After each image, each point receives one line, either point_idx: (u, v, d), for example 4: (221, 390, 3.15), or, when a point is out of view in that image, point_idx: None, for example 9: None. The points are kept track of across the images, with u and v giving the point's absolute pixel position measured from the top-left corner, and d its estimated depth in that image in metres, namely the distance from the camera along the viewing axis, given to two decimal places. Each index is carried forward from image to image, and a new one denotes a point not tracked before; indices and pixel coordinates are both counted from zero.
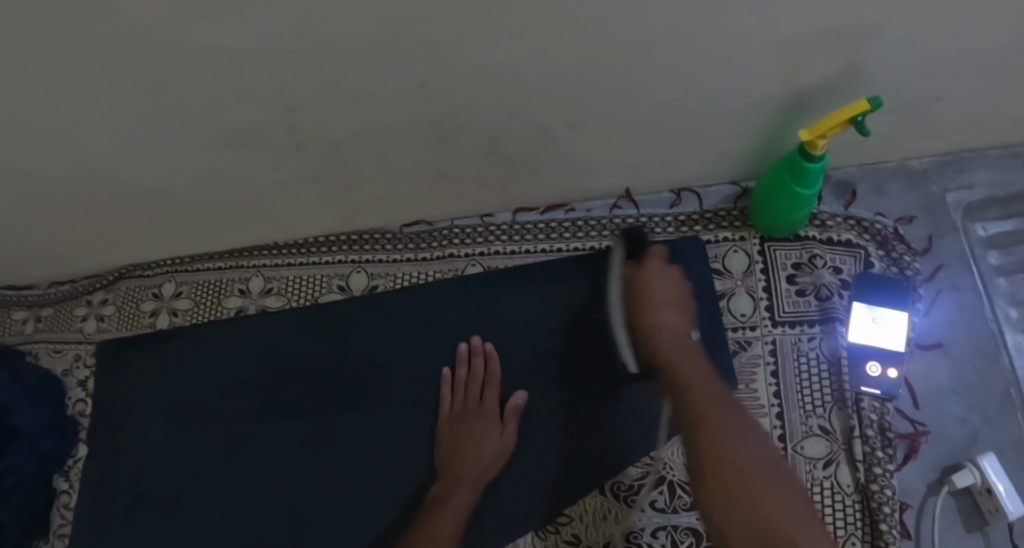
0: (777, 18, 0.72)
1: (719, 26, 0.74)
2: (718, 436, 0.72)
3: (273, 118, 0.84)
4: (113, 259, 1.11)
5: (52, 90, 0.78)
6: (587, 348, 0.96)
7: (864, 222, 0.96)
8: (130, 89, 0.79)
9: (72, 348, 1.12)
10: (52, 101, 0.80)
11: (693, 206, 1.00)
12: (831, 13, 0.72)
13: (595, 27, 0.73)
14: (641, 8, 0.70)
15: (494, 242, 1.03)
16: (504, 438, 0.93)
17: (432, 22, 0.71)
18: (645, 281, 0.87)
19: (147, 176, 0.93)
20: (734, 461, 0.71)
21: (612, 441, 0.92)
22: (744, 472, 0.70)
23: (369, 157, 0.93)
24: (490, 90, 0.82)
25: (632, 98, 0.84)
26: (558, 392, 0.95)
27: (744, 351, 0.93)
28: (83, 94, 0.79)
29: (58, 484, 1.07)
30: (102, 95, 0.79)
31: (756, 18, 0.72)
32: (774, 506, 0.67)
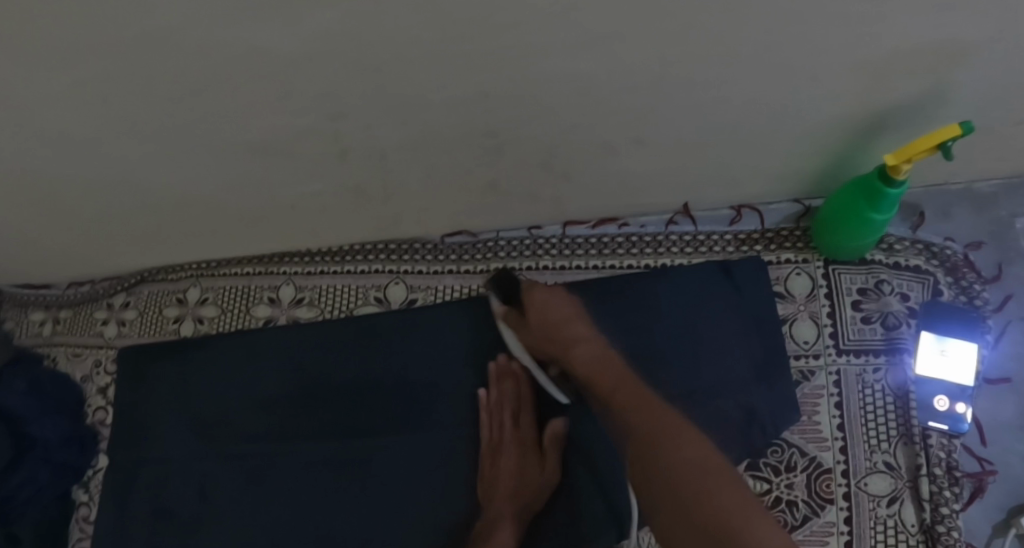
0: (871, 33, 0.68)
1: (809, 42, 0.68)
2: (659, 447, 0.73)
3: (318, 125, 0.78)
4: (134, 261, 1.05)
5: (81, 92, 0.72)
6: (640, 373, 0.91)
7: (933, 246, 0.92)
8: (166, 93, 0.73)
9: (93, 353, 1.06)
10: (81, 103, 0.74)
11: (754, 224, 0.95)
12: (929, 29, 0.67)
13: (675, 39, 0.68)
14: (729, 22, 0.65)
15: (541, 257, 0.97)
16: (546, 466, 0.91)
17: (504, 28, 0.66)
18: (534, 306, 0.88)
19: (176, 180, 0.88)
20: (680, 469, 0.71)
21: None
22: (691, 476, 0.70)
23: (415, 167, 0.87)
24: (553, 102, 0.76)
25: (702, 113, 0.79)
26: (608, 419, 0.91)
27: (807, 381, 0.89)
28: (115, 97, 0.73)
29: (77, 496, 1.02)
30: (135, 97, 0.73)
31: (848, 33, 0.68)
32: (728, 500, 0.68)
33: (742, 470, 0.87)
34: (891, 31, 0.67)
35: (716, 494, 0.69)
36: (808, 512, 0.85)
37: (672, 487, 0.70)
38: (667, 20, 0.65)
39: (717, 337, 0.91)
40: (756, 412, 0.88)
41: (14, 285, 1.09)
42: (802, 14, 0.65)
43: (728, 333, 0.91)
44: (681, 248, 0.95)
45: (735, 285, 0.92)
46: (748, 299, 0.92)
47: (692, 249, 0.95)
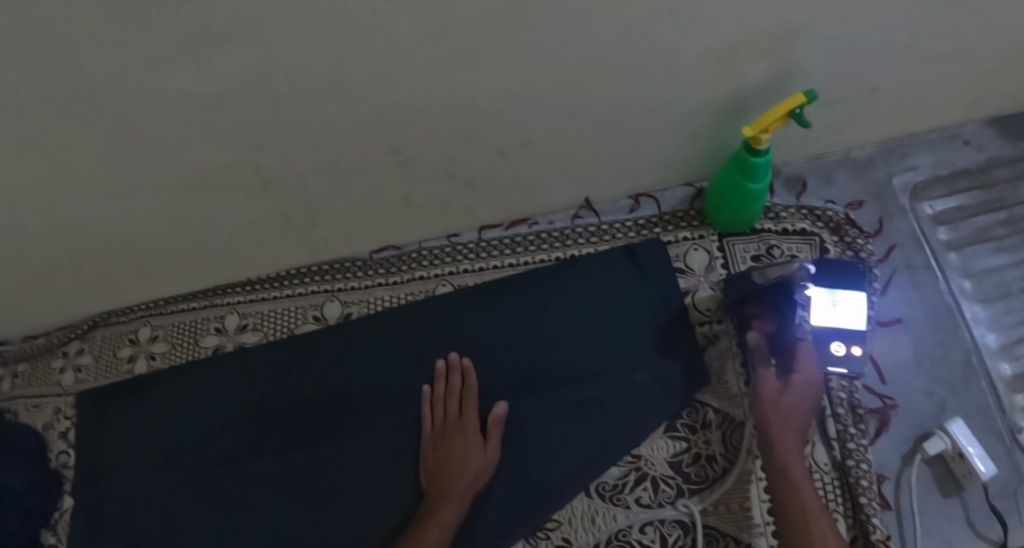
0: (707, 27, 0.77)
1: (653, 38, 0.78)
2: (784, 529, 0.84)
3: (237, 157, 0.87)
4: (85, 310, 1.14)
5: (16, 147, 0.81)
6: (556, 354, 0.99)
7: (816, 210, 1.00)
8: (92, 143, 0.82)
9: (51, 401, 1.14)
10: (16, 159, 0.82)
11: (651, 210, 1.03)
12: (756, 18, 0.77)
13: (535, 47, 0.77)
14: (576, 29, 0.75)
15: (462, 261, 1.05)
16: (487, 451, 0.94)
17: (382, 54, 0.75)
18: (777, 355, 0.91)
19: (115, 224, 0.96)
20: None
21: (592, 441, 0.94)
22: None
23: (331, 192, 0.95)
24: (445, 118, 0.86)
25: (579, 114, 0.88)
26: (533, 402, 0.97)
27: (712, 344, 0.97)
28: (45, 151, 0.82)
29: (45, 539, 1.08)
30: (64, 149, 0.82)
31: (686, 29, 0.77)
32: None
33: (661, 433, 0.94)
34: (725, 21, 0.77)
35: None
36: (726, 464, 0.92)
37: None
38: (523, 33, 0.75)
39: (626, 317, 0.98)
40: (669, 378, 0.95)
41: None
42: (639, 15, 0.74)
43: (635, 312, 0.98)
44: (587, 238, 1.02)
45: (640, 269, 1.00)
46: (656, 279, 0.99)
47: (598, 238, 1.02)
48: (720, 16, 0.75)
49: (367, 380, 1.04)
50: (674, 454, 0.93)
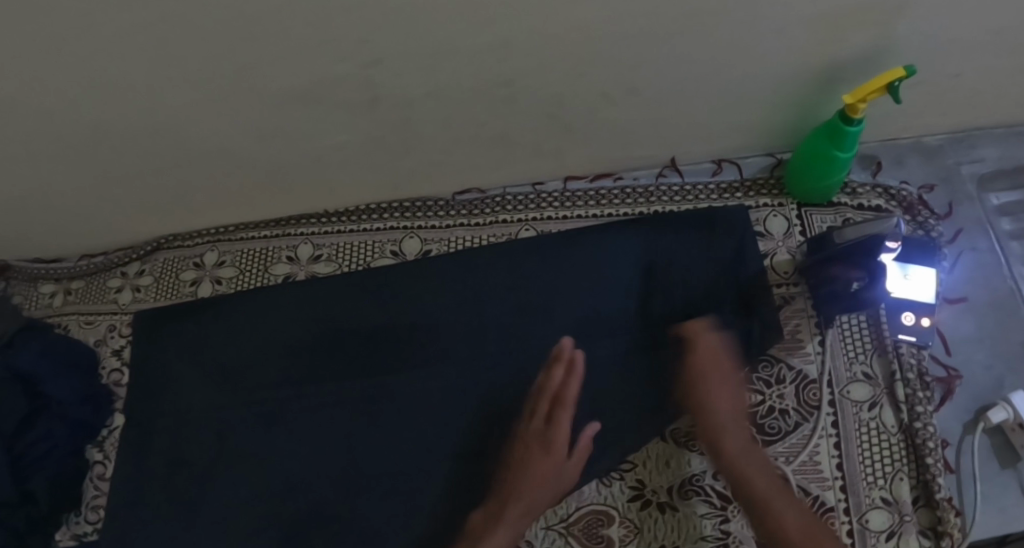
0: None
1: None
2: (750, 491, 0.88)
3: (352, 72, 0.87)
4: (153, 228, 1.16)
5: (129, 38, 0.80)
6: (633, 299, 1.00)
7: (891, 189, 1.03)
8: (207, 43, 0.82)
9: (106, 319, 1.17)
10: (127, 53, 0.82)
11: (733, 175, 1.06)
12: None
13: None
14: None
15: (546, 209, 1.07)
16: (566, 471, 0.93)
17: None
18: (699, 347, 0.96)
19: (207, 134, 0.97)
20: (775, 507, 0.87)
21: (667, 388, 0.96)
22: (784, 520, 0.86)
23: (431, 123, 0.96)
24: (562, 53, 0.86)
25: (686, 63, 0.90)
26: (611, 345, 0.99)
27: (787, 305, 0.99)
28: (164, 44, 0.81)
29: (92, 456, 1.12)
30: (182, 46, 0.82)
31: None
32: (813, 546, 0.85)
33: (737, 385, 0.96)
34: None
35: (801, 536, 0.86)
36: (799, 418, 0.94)
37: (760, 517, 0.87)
38: None
39: (703, 272, 1.00)
40: (751, 331, 0.97)
41: (29, 260, 1.22)
42: None
43: (708, 270, 1.01)
44: (671, 197, 1.05)
45: (720, 227, 1.02)
46: (737, 237, 1.02)
47: (681, 198, 1.05)
48: None
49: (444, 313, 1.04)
50: (749, 406, 0.95)
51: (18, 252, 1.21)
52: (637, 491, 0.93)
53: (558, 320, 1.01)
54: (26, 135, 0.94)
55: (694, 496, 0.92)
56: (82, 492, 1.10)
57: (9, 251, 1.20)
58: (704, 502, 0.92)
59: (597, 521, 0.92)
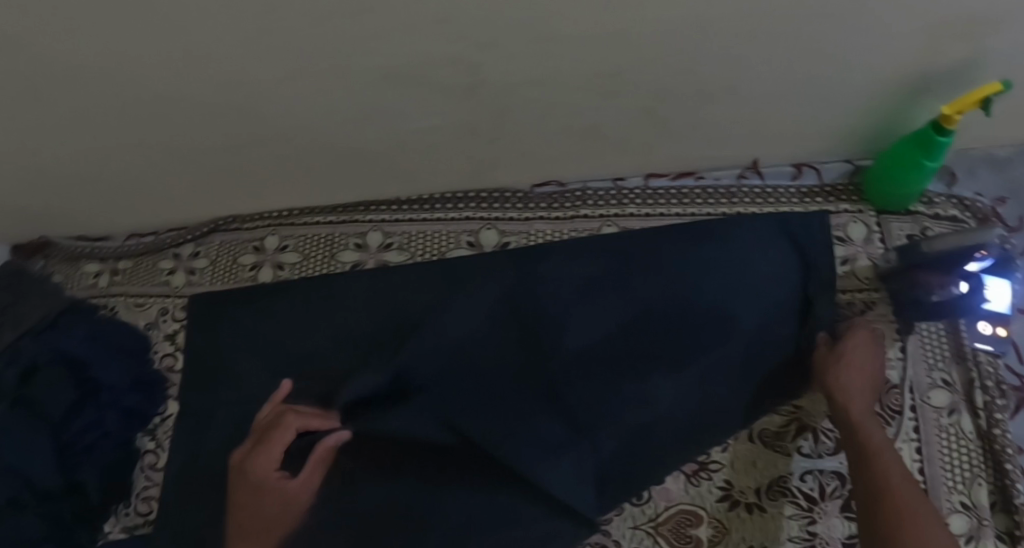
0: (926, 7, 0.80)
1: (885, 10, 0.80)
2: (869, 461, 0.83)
3: (458, 56, 0.85)
4: (213, 209, 1.13)
5: (235, 13, 0.77)
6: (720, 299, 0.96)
7: (966, 200, 1.04)
8: (316, 23, 0.79)
9: (157, 302, 1.15)
10: (229, 28, 0.79)
11: (812, 180, 1.07)
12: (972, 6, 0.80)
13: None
14: None
15: (628, 205, 1.06)
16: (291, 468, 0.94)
17: None
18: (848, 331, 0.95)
19: (291, 115, 0.94)
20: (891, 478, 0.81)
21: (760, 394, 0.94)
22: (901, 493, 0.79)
23: (527, 112, 0.94)
24: (673, 50, 0.85)
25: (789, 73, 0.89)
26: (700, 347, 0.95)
27: (869, 310, 1.00)
28: (267, 19, 0.78)
29: (143, 444, 1.09)
30: (286, 24, 0.79)
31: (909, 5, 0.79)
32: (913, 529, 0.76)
33: None
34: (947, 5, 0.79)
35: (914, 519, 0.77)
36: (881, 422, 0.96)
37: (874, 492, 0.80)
38: None
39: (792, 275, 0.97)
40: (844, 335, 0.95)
41: (72, 239, 1.20)
42: None
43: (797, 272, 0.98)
44: (753, 199, 1.05)
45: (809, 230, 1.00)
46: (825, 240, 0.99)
47: (763, 200, 1.05)
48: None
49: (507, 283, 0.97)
50: None
51: (63, 230, 1.19)
52: (725, 491, 0.93)
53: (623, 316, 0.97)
54: (100, 105, 0.91)
55: (781, 497, 0.92)
56: (133, 482, 1.07)
57: (60, 226, 1.17)
58: (790, 504, 0.92)
59: (685, 522, 0.93)
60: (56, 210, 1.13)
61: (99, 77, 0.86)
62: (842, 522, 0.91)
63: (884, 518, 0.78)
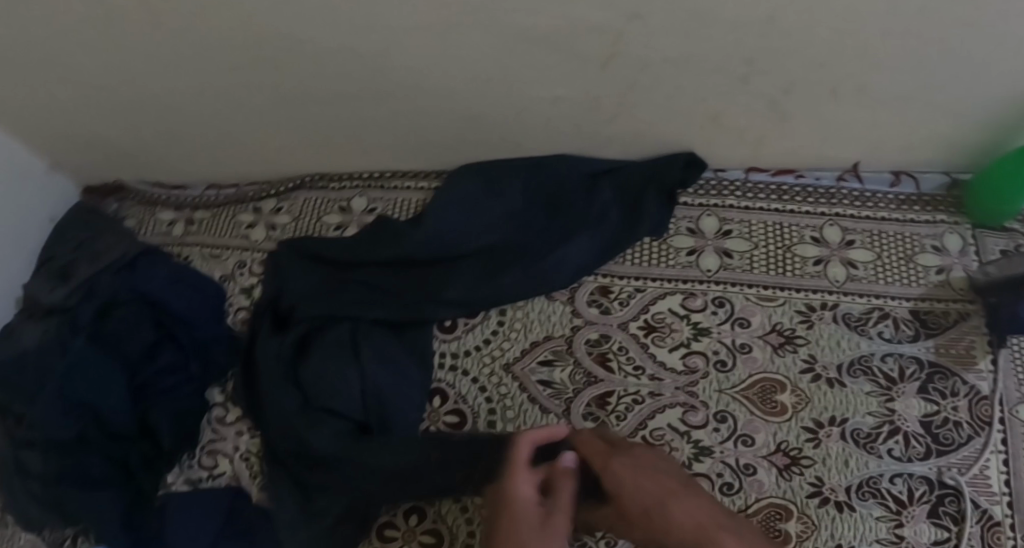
0: None
1: None
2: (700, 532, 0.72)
3: (603, 24, 0.84)
4: (302, 164, 1.13)
5: None
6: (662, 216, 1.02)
7: None
8: None
9: (234, 254, 1.13)
10: None
11: (911, 188, 1.06)
12: None
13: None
14: None
15: (729, 197, 1.05)
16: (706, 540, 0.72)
17: None
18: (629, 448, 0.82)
19: (414, 66, 0.93)
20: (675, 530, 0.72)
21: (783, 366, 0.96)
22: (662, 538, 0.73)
23: (653, 90, 0.94)
24: (812, 39, 0.85)
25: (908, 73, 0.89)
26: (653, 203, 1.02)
27: (963, 321, 0.99)
28: None
29: (212, 397, 1.06)
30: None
31: None
32: None
33: (914, 393, 0.96)
34: None
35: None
36: (971, 432, 0.95)
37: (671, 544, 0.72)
38: None
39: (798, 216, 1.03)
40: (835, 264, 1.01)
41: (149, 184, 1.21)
42: None
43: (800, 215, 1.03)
44: (852, 203, 1.05)
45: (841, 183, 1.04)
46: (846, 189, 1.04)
47: (862, 205, 1.05)
48: None
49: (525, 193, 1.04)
50: (926, 414, 0.95)
51: (142, 174, 1.20)
52: (816, 488, 0.91)
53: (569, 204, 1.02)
54: (224, 36, 0.91)
55: (871, 498, 0.91)
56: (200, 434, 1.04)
57: (142, 167, 1.18)
58: (881, 505, 0.91)
59: (776, 515, 0.90)
60: (139, 138, 1.11)
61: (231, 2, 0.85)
62: (929, 528, 0.90)
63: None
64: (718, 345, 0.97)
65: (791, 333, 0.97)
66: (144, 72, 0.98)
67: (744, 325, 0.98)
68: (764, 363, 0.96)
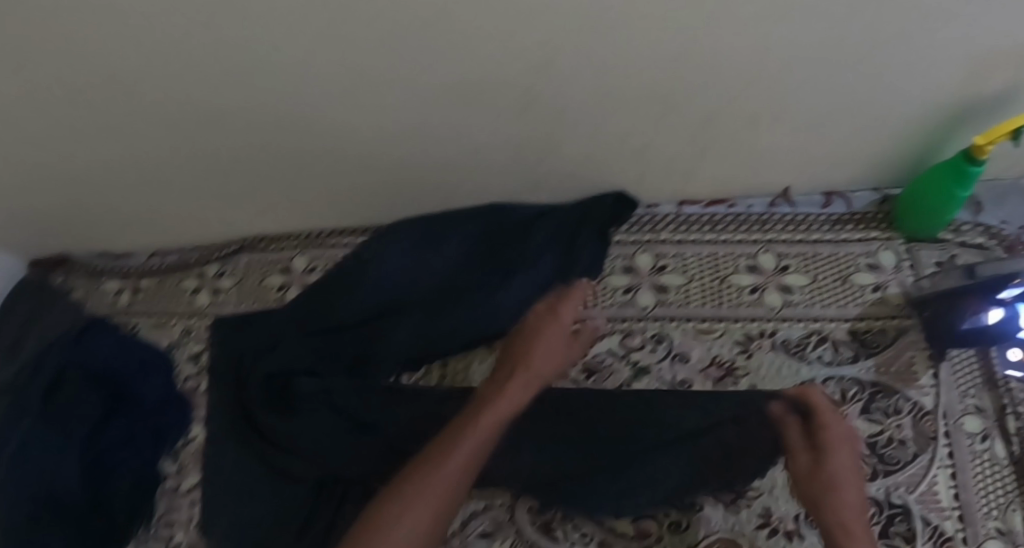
0: (975, 30, 0.82)
1: (936, 35, 0.82)
2: (835, 496, 0.83)
3: (515, 75, 0.86)
4: (242, 229, 1.14)
5: (296, 16, 0.79)
6: (595, 259, 1.04)
7: (993, 228, 1.05)
8: (373, 35, 0.81)
9: (181, 321, 1.13)
10: (290, 34, 0.81)
11: (843, 208, 1.07)
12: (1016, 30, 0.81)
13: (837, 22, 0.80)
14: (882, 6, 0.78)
15: (662, 232, 1.06)
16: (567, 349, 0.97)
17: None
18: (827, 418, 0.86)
19: (337, 127, 0.94)
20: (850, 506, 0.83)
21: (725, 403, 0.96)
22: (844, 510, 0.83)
23: (576, 136, 0.95)
24: (721, 77, 0.86)
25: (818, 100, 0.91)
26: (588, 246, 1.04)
27: (903, 337, 0.99)
28: (330, 25, 0.80)
29: (165, 468, 1.05)
30: (357, 26, 0.80)
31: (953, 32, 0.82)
32: (847, 512, 0.83)
33: (857, 415, 0.96)
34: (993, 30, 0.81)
35: (839, 503, 0.83)
36: (917, 449, 0.95)
37: (829, 501, 0.83)
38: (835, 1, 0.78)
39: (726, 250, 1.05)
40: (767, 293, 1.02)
41: (95, 255, 1.21)
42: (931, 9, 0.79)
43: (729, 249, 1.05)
44: (785, 227, 1.06)
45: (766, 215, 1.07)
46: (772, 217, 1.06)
47: (795, 228, 1.06)
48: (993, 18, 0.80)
49: (454, 248, 1.06)
50: (870, 435, 0.95)
51: (86, 247, 1.20)
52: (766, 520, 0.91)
53: (500, 254, 1.05)
54: (155, 106, 0.91)
55: None
56: (155, 507, 1.03)
57: (84, 241, 1.18)
58: None
59: None
60: (78, 210, 1.11)
61: (158, 73, 0.86)
62: None
63: (803, 488, 0.85)
64: (658, 383, 0.97)
65: (730, 364, 0.98)
66: (80, 144, 0.99)
67: (684, 360, 0.98)
68: None
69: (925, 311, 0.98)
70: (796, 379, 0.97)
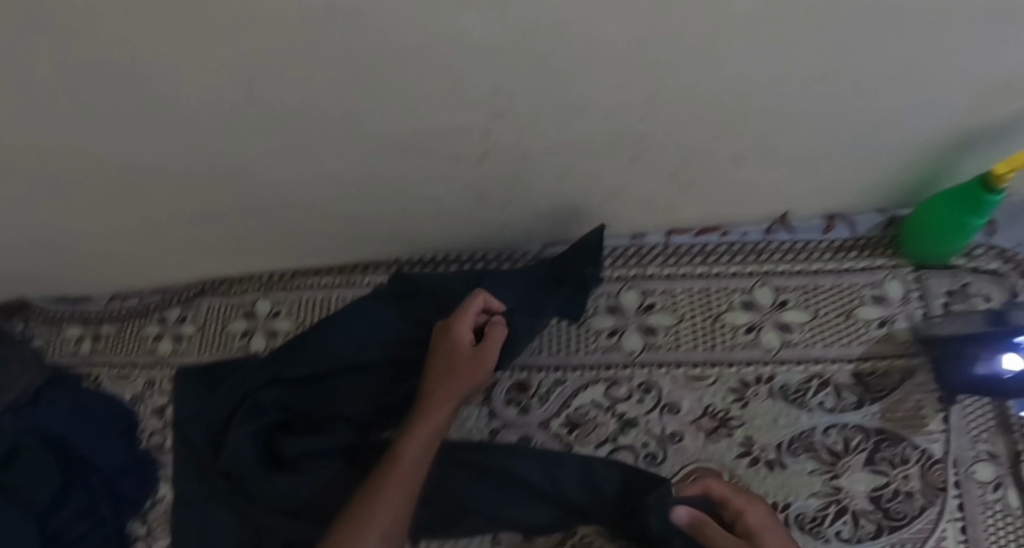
0: (989, 55, 0.71)
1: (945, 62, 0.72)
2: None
3: (470, 122, 0.77)
4: (200, 272, 1.07)
5: (215, 73, 0.70)
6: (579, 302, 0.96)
7: (1009, 252, 0.95)
8: (306, 89, 0.72)
9: (144, 372, 1.07)
10: (212, 89, 0.72)
11: (846, 233, 0.98)
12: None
13: (829, 54, 0.70)
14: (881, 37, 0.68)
15: (649, 265, 0.99)
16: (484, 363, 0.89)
17: (687, 38, 0.67)
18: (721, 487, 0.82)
19: (284, 177, 0.86)
20: None
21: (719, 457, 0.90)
22: None
23: (546, 175, 0.86)
24: (701, 114, 0.77)
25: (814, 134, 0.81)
26: (569, 287, 0.96)
27: (909, 380, 0.92)
28: (257, 80, 0.71)
29: (134, 529, 0.98)
30: (284, 78, 0.71)
31: (961, 60, 0.72)
32: None
33: (860, 466, 0.89)
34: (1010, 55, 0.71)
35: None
36: (925, 502, 0.88)
37: None
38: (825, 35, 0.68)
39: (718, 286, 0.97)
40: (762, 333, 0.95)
41: (49, 300, 1.13)
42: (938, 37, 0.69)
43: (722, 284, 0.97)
44: (783, 256, 0.98)
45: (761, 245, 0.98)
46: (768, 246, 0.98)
47: (794, 257, 0.98)
48: (1010, 43, 0.70)
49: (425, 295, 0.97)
50: (874, 488, 0.88)
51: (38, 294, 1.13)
52: None
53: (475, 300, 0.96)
54: (80, 163, 0.83)
55: None
56: None
57: (35, 289, 1.11)
58: None
59: None
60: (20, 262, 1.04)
61: (77, 131, 0.78)
62: None
63: None
64: (646, 437, 0.92)
65: (724, 415, 0.92)
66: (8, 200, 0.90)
67: (674, 412, 0.93)
68: (696, 452, 0.91)
69: (935, 351, 0.90)
70: (794, 430, 0.91)
